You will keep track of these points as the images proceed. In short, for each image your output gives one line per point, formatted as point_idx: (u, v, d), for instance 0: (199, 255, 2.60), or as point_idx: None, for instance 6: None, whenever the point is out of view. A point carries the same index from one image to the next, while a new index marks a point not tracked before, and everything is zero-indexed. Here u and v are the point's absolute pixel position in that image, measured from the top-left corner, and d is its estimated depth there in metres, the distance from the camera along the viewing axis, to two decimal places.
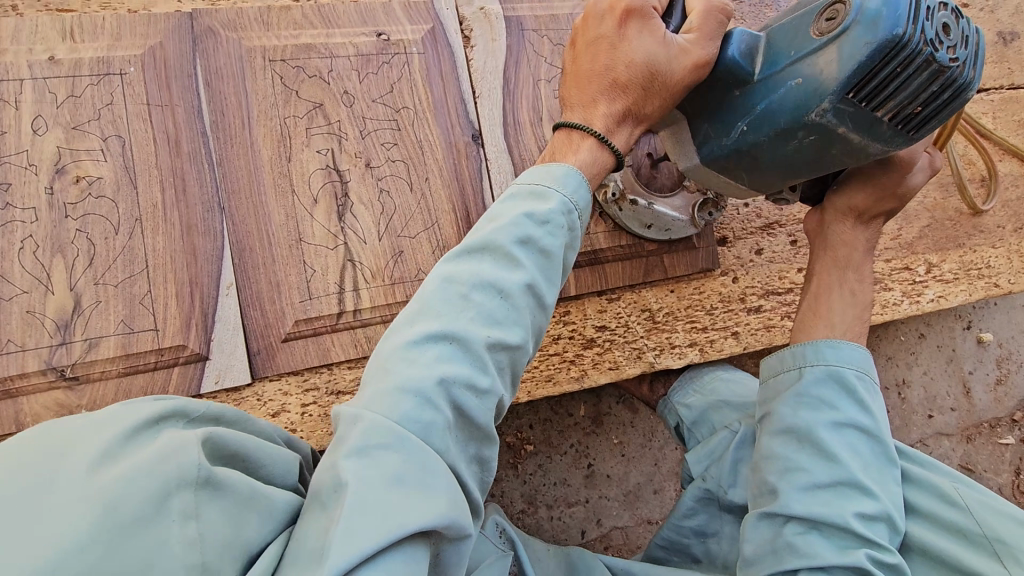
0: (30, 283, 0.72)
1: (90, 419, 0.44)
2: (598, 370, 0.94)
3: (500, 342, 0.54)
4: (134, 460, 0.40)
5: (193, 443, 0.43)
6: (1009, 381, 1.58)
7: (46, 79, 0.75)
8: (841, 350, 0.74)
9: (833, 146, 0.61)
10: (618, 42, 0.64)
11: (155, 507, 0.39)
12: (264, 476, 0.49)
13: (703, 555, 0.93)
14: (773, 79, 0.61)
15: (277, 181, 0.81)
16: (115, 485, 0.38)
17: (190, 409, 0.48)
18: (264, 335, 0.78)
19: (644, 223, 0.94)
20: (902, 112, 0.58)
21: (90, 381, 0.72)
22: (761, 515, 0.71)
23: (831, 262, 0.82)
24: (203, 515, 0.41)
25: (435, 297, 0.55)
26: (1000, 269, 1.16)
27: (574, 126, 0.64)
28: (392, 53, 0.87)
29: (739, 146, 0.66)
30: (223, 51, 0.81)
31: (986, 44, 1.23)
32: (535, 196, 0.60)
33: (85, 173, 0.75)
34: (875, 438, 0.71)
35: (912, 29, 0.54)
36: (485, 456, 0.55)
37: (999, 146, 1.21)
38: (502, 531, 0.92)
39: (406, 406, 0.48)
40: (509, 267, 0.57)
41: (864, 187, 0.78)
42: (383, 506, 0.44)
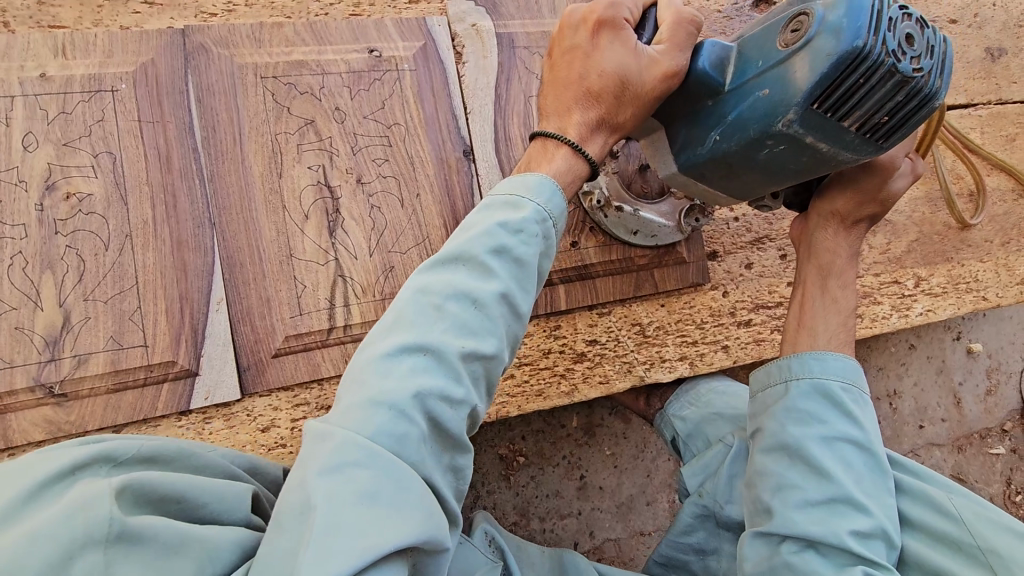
0: (19, 299, 0.72)
1: (9, 471, 0.46)
2: (589, 384, 0.94)
3: (474, 353, 0.55)
4: (44, 516, 0.42)
5: (106, 493, 0.44)
6: (998, 392, 1.59)
7: (37, 96, 0.75)
8: (827, 362, 0.75)
9: (804, 154, 0.62)
10: (591, 52, 0.65)
11: (58, 568, 0.40)
12: (208, 514, 0.51)
13: (702, 571, 0.92)
14: (743, 88, 0.62)
15: (268, 197, 0.81)
16: (16, 547, 0.39)
17: (118, 452, 0.50)
18: (254, 350, 0.78)
19: (629, 229, 0.95)
20: (869, 121, 0.59)
21: (79, 397, 0.72)
22: (757, 533, 0.71)
23: (817, 270, 0.83)
24: (114, 570, 0.42)
25: (409, 309, 0.56)
26: (987, 283, 1.17)
27: (549, 135, 0.65)
28: (384, 69, 0.87)
29: (713, 154, 0.66)
30: (215, 68, 0.81)
31: (975, 60, 1.24)
32: (509, 206, 0.60)
33: (75, 190, 0.75)
34: (866, 451, 0.72)
35: (872, 39, 0.55)
36: (460, 465, 0.56)
37: (988, 161, 1.22)
38: (492, 540, 0.93)
39: (379, 420, 0.49)
40: (484, 276, 0.57)
41: (846, 192, 0.79)
42: (359, 526, 0.45)
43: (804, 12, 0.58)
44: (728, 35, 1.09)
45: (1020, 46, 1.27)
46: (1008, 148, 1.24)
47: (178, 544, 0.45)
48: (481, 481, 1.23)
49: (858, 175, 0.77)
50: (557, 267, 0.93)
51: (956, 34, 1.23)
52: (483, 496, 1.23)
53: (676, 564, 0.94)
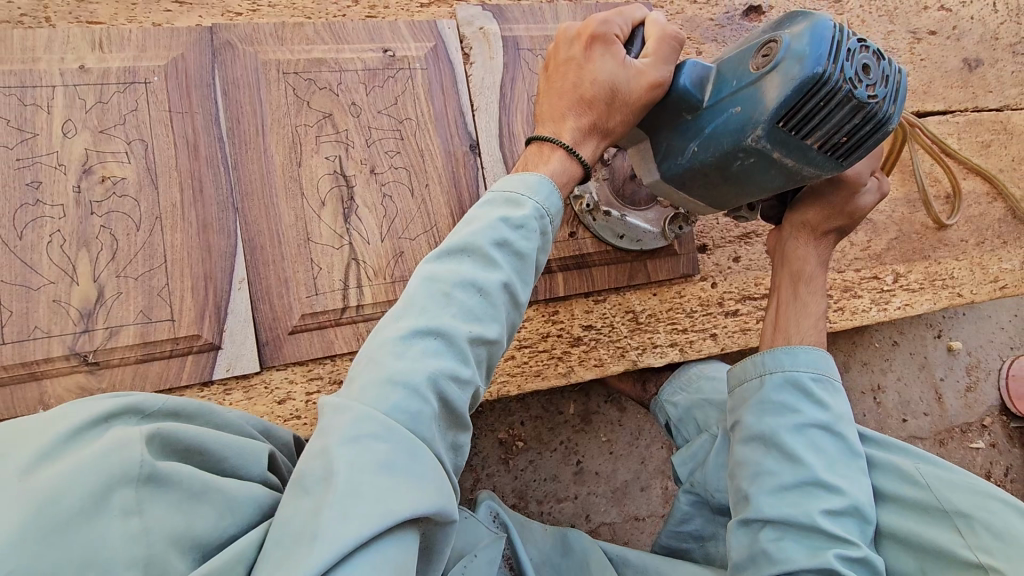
0: (57, 274, 0.77)
1: (43, 417, 0.47)
2: (584, 367, 1.00)
3: (480, 338, 0.60)
4: (78, 458, 0.44)
5: (137, 440, 0.46)
6: (978, 388, 1.66)
7: (76, 86, 0.81)
8: (797, 355, 0.80)
9: (771, 168, 0.68)
10: (584, 63, 0.72)
11: (94, 503, 0.42)
12: (229, 467, 0.53)
13: (701, 557, 0.99)
14: (718, 106, 0.69)
15: (288, 184, 0.87)
16: (55, 484, 0.42)
17: (145, 405, 0.51)
18: (273, 327, 0.84)
19: (617, 233, 1.01)
20: (829, 140, 0.65)
21: (110, 366, 0.77)
22: (739, 522, 0.76)
23: (789, 276, 0.89)
24: (145, 511, 0.44)
25: (419, 296, 0.59)
26: (962, 280, 1.23)
27: (545, 140, 0.71)
28: (397, 68, 0.93)
29: (692, 164, 0.72)
30: (240, 63, 0.87)
31: (952, 70, 1.31)
32: (509, 202, 0.65)
33: (110, 174, 0.81)
34: (835, 434, 0.77)
35: (831, 67, 0.61)
36: (460, 443, 0.60)
37: (964, 165, 1.29)
38: (496, 515, 0.99)
39: (395, 396, 0.53)
40: (488, 267, 0.62)
41: (815, 205, 0.86)
42: (377, 493, 0.48)
43: (773, 40, 0.65)
44: (719, 43, 1.15)
45: (996, 58, 1.35)
46: (983, 154, 1.32)
47: (201, 492, 0.48)
48: (481, 464, 1.28)
49: (827, 189, 0.84)
50: (556, 256, 0.99)
51: (935, 45, 1.31)
52: (483, 478, 1.28)
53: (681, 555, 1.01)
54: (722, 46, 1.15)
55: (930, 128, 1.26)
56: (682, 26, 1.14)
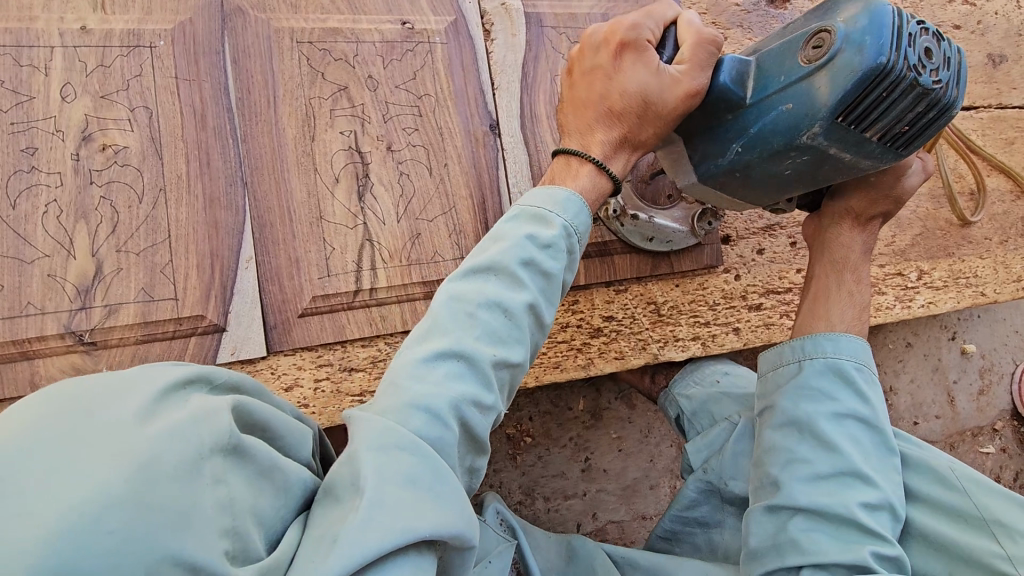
0: (53, 247, 0.72)
1: (117, 374, 0.42)
2: (604, 359, 0.96)
3: (504, 361, 0.56)
4: (172, 418, 0.40)
5: (223, 410, 0.42)
6: (990, 392, 1.64)
7: (77, 48, 0.76)
8: (840, 343, 0.76)
9: (825, 164, 0.65)
10: (613, 73, 0.66)
11: (190, 466, 0.38)
12: (282, 448, 0.49)
13: (704, 543, 0.95)
14: (765, 103, 0.64)
15: (300, 159, 0.82)
16: (152, 441, 0.37)
17: (214, 375, 0.47)
18: (282, 310, 0.79)
19: (645, 236, 0.96)
20: (890, 130, 0.62)
21: (108, 347, 0.72)
22: (766, 509, 0.71)
23: (828, 265, 0.84)
24: (230, 481, 0.40)
25: (443, 315, 0.56)
26: (986, 279, 1.20)
27: (571, 154, 0.67)
28: (416, 41, 0.89)
29: (734, 165, 0.68)
30: (252, 30, 0.82)
31: (978, 65, 1.28)
32: (536, 219, 0.61)
33: (111, 142, 0.76)
34: (874, 429, 0.73)
35: (895, 56, 0.58)
36: (476, 467, 0.56)
37: (989, 162, 1.26)
38: (503, 519, 0.94)
39: (415, 421, 0.49)
40: (513, 287, 0.58)
41: (859, 192, 0.81)
42: (400, 503, 0.44)
43: (826, 29, 0.60)
44: (745, 29, 1.12)
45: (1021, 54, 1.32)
46: (1008, 151, 1.29)
47: (270, 470, 0.44)
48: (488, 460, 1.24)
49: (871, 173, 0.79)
50: None
51: (961, 38, 1.28)
52: (490, 475, 1.24)
53: (682, 538, 0.97)
54: (748, 32, 1.12)
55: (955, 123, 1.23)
56: (708, 10, 1.10)
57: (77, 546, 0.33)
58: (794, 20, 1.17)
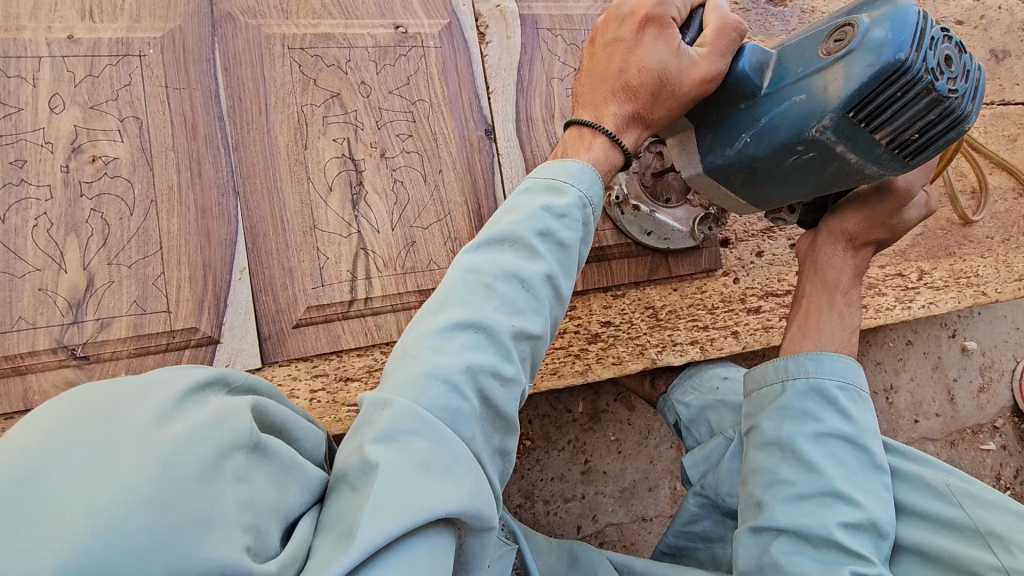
0: (43, 261, 0.71)
1: (140, 375, 0.42)
2: (602, 365, 0.95)
3: (522, 332, 0.54)
4: (193, 418, 0.39)
5: (245, 410, 0.42)
6: (990, 389, 1.63)
7: (64, 58, 0.75)
8: (822, 362, 0.76)
9: (829, 163, 0.63)
10: (634, 47, 0.63)
11: (212, 465, 0.37)
12: (298, 449, 0.48)
13: (708, 559, 0.95)
14: (778, 94, 0.62)
15: (293, 167, 0.81)
16: (175, 440, 0.37)
17: (233, 377, 0.46)
18: (276, 320, 0.79)
19: (645, 228, 0.96)
20: (898, 137, 0.60)
21: (101, 361, 0.72)
22: (751, 529, 0.71)
23: (821, 283, 0.84)
24: (252, 480, 0.40)
25: (457, 287, 0.54)
26: (988, 278, 1.19)
27: (585, 125, 0.64)
28: (409, 46, 0.88)
29: (741, 157, 0.66)
30: (242, 37, 0.81)
31: (979, 61, 1.27)
32: (552, 189, 0.59)
33: (101, 153, 0.75)
34: (859, 447, 0.72)
35: (914, 56, 0.56)
36: (507, 448, 0.54)
37: (991, 160, 1.25)
38: (505, 524, 0.93)
39: (433, 391, 0.47)
40: (530, 258, 0.56)
41: (858, 214, 0.80)
42: (411, 487, 0.43)
43: (850, 24, 0.59)
44: (745, 27, 1.10)
45: None
46: (1010, 148, 1.28)
47: (291, 470, 0.44)
48: None
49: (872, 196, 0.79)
50: None
51: (963, 34, 1.26)
52: None
53: (684, 553, 0.98)
54: (747, 31, 1.10)
55: None
56: None
57: (106, 547, 0.32)
58: (794, 18, 1.16)
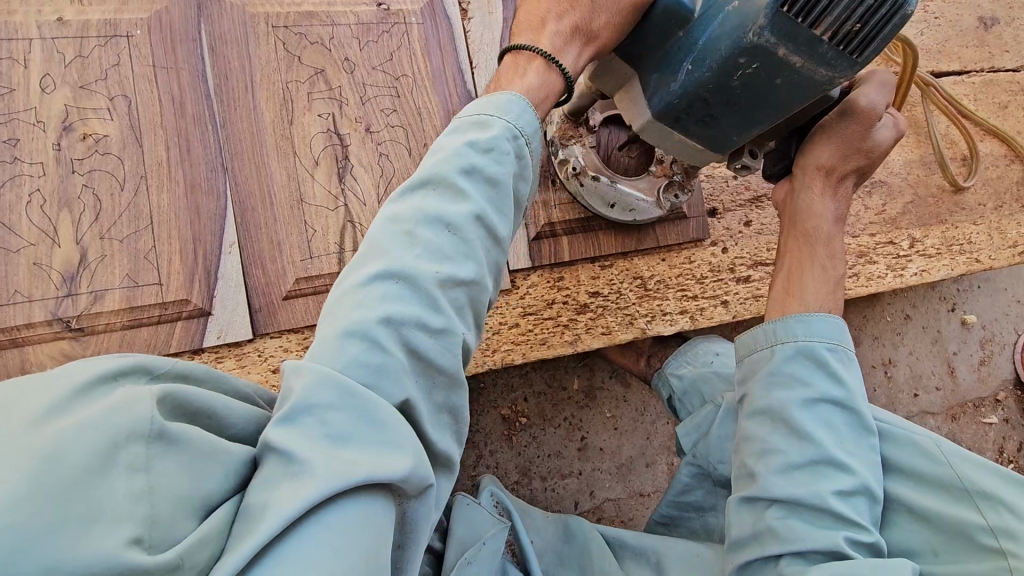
0: (37, 236, 0.73)
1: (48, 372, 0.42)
2: (591, 335, 0.96)
3: (452, 278, 0.54)
4: (86, 413, 0.39)
5: (148, 400, 0.41)
6: (991, 362, 1.62)
7: (54, 39, 0.77)
8: (811, 325, 0.75)
9: (777, 74, 0.61)
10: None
11: (101, 460, 0.37)
12: (236, 433, 0.48)
13: (701, 527, 0.95)
14: (711, 11, 0.62)
15: (279, 143, 0.83)
16: (58, 437, 0.37)
17: (155, 365, 0.46)
18: (266, 293, 0.80)
19: (606, 201, 0.94)
20: (841, 29, 0.57)
21: (95, 333, 0.74)
22: (742, 499, 0.72)
23: (802, 236, 0.84)
24: (154, 469, 0.40)
25: (382, 238, 0.55)
26: (981, 245, 1.19)
27: (521, 50, 0.67)
28: (392, 22, 0.89)
29: (686, 89, 0.66)
30: (228, 16, 0.83)
31: (968, 29, 1.27)
32: (477, 125, 0.60)
33: (92, 132, 0.77)
34: (849, 411, 0.72)
35: None
36: (456, 404, 0.55)
37: (981, 126, 1.25)
38: (498, 501, 0.95)
39: (352, 350, 0.48)
40: (456, 200, 0.57)
41: (828, 144, 0.79)
42: (328, 458, 0.43)
43: None
44: None
45: (1013, 16, 1.30)
46: (1001, 115, 1.27)
47: (211, 454, 0.43)
48: (483, 440, 1.25)
49: (839, 124, 0.78)
50: (560, 218, 0.96)
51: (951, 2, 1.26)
52: (486, 456, 1.24)
53: (678, 523, 0.97)
54: None
55: (946, 88, 1.22)
56: None
57: None
58: None
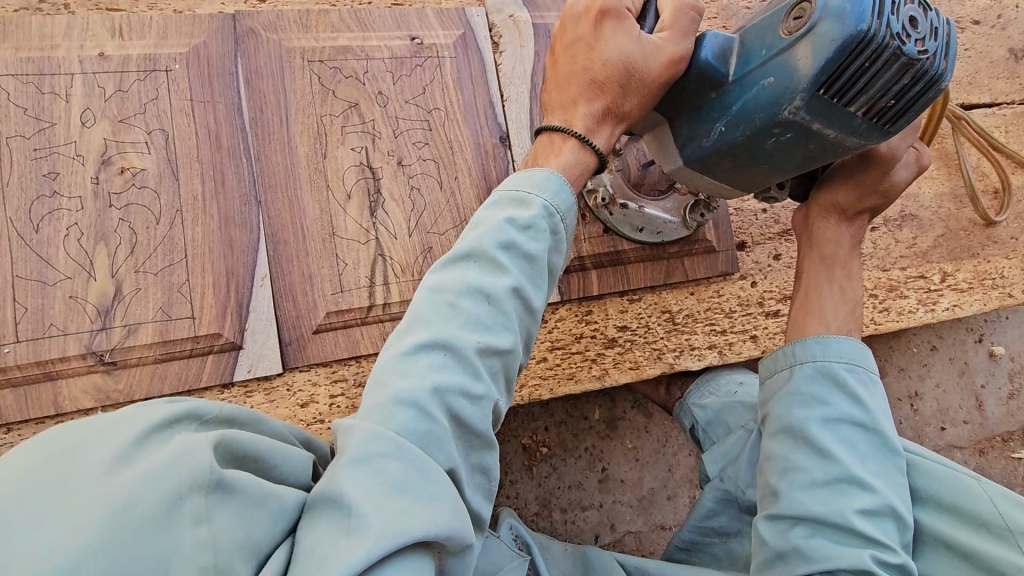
0: (74, 269, 0.74)
1: (109, 417, 0.42)
2: (619, 370, 0.95)
3: (491, 348, 0.54)
4: (149, 463, 0.38)
5: (206, 448, 0.40)
6: (1020, 396, 1.58)
7: (95, 74, 0.78)
8: (830, 345, 0.73)
9: (810, 142, 0.62)
10: (594, 42, 0.65)
11: (167, 511, 0.36)
12: (278, 476, 0.47)
13: (725, 555, 0.90)
14: (746, 79, 0.62)
15: (312, 176, 0.83)
16: (130, 491, 0.36)
17: (204, 410, 0.45)
18: (297, 326, 0.80)
19: (635, 226, 0.95)
20: (876, 105, 0.59)
21: (128, 366, 0.73)
22: (766, 517, 0.69)
23: (818, 259, 0.83)
24: (213, 518, 0.38)
25: (424, 308, 0.55)
26: (1014, 279, 1.17)
27: (555, 130, 0.65)
28: (425, 56, 0.90)
29: (719, 146, 0.66)
30: (264, 51, 0.84)
31: (998, 61, 1.25)
32: (517, 201, 0.59)
33: (129, 165, 0.77)
34: (872, 431, 0.69)
35: (876, 23, 0.55)
36: (486, 464, 0.54)
37: (1012, 159, 1.23)
38: (517, 534, 0.92)
39: (400, 418, 0.48)
40: (495, 272, 0.56)
41: (845, 184, 0.79)
42: (382, 510, 0.43)
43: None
44: None
45: None
46: None
47: (261, 499, 0.42)
48: (503, 470, 1.23)
49: (856, 165, 0.77)
50: (590, 252, 0.94)
51: (980, 34, 1.25)
52: (506, 485, 1.23)
53: (700, 548, 0.92)
54: None
55: (977, 121, 1.20)
56: (717, 15, 1.09)
57: None
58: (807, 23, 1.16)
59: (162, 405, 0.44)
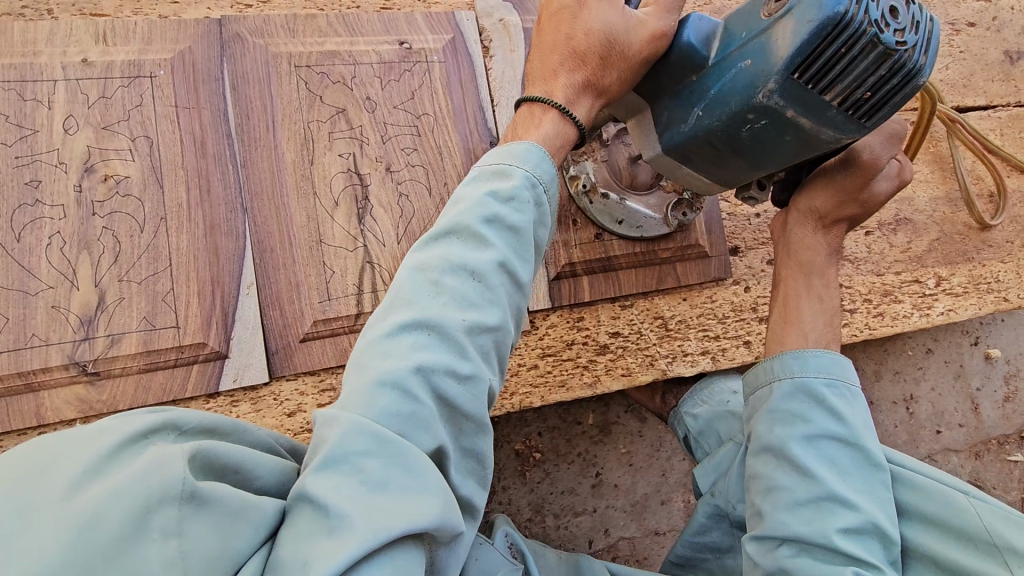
0: (56, 278, 0.73)
1: (83, 431, 0.41)
2: (611, 376, 0.94)
3: (477, 325, 0.52)
4: (118, 477, 0.37)
5: (180, 458, 0.39)
6: (1016, 398, 1.58)
7: (78, 81, 0.77)
8: (807, 360, 0.73)
9: (786, 132, 0.60)
10: (578, 11, 0.65)
11: (134, 528, 0.36)
12: (261, 487, 0.46)
13: (718, 570, 0.89)
14: (725, 62, 0.61)
15: (299, 182, 0.82)
16: (94, 508, 0.35)
17: (183, 420, 0.45)
18: (283, 334, 0.79)
19: (616, 218, 0.94)
20: (851, 96, 0.57)
21: (111, 377, 0.73)
22: (753, 538, 0.68)
23: (797, 267, 0.82)
24: (186, 532, 0.38)
25: (405, 287, 0.53)
26: (1009, 283, 1.16)
27: (536, 100, 0.64)
28: (414, 61, 0.89)
29: (696, 132, 0.64)
30: (250, 56, 0.83)
31: (993, 63, 1.25)
32: (497, 174, 0.58)
33: (113, 172, 0.76)
34: (854, 447, 0.68)
35: (854, 8, 0.54)
36: (479, 445, 0.53)
37: (1008, 162, 1.23)
38: (511, 542, 0.91)
39: (383, 401, 0.46)
40: (479, 247, 0.55)
41: (826, 190, 0.78)
42: (363, 508, 0.42)
43: None
44: None
45: None
46: None
47: (241, 510, 0.41)
48: (496, 476, 1.22)
49: (839, 173, 0.76)
50: (581, 257, 0.93)
51: (976, 36, 1.24)
52: (499, 492, 1.22)
53: (695, 564, 0.92)
54: None
55: (972, 124, 1.20)
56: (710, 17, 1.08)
57: None
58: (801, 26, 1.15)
59: (140, 416, 0.44)
